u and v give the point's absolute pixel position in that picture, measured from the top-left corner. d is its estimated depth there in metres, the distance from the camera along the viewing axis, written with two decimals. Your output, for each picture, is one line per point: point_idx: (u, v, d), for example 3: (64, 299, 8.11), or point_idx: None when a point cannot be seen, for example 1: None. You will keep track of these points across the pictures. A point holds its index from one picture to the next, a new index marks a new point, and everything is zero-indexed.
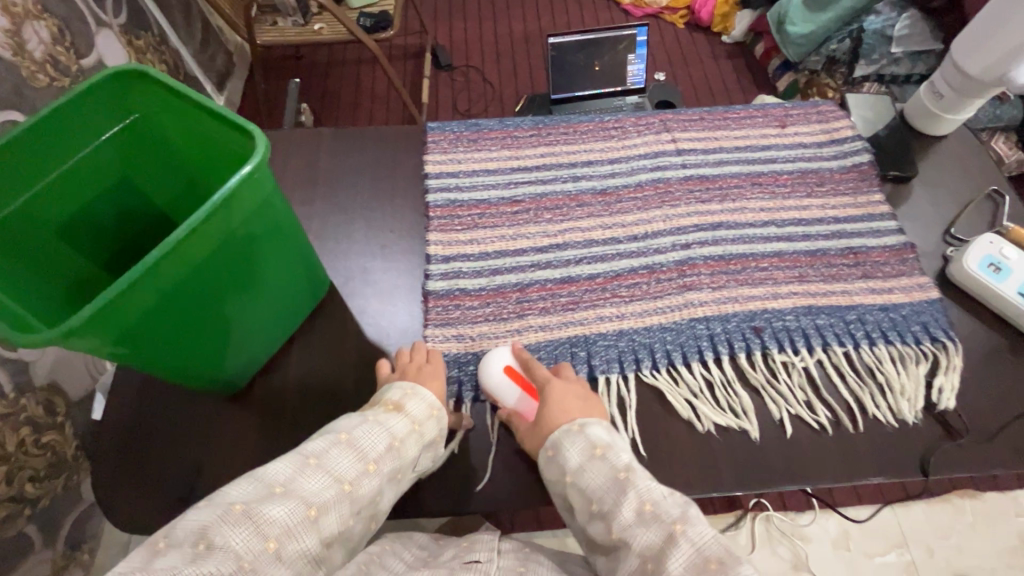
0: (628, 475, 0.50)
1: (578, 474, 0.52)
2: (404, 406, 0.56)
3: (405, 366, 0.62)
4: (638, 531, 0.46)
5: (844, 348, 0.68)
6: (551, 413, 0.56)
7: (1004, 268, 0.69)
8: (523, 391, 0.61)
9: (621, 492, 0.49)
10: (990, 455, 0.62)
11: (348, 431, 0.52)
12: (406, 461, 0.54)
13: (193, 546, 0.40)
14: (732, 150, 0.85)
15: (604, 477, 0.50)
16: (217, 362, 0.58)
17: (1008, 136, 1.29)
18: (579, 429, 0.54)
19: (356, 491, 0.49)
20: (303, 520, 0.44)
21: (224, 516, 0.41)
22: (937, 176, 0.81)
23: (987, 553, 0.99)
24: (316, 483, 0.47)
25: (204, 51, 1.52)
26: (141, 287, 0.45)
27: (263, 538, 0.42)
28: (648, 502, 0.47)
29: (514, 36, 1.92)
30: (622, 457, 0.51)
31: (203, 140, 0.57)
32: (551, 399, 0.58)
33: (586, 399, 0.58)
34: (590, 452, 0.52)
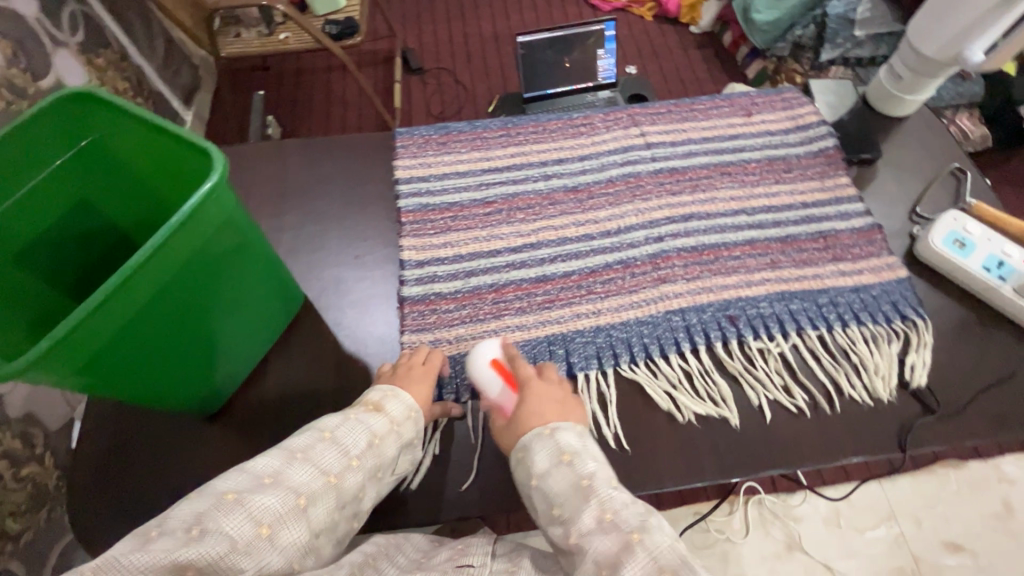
0: (590, 483, 0.48)
1: (542, 478, 0.50)
2: (384, 407, 0.56)
3: (401, 365, 0.62)
4: (596, 538, 0.44)
5: (818, 332, 0.69)
6: (527, 414, 0.55)
7: (968, 243, 0.70)
8: (505, 385, 0.59)
9: (583, 501, 0.47)
10: (964, 427, 0.63)
11: (331, 429, 0.51)
12: (386, 459, 0.54)
13: (187, 531, 0.40)
14: (700, 141, 0.85)
15: (569, 484, 0.49)
16: (193, 384, 0.57)
17: (971, 113, 1.32)
18: (550, 433, 0.52)
19: (342, 483, 0.49)
20: (293, 508, 0.45)
21: (217, 504, 0.42)
22: (901, 156, 0.83)
23: (972, 520, 1.01)
24: (303, 474, 0.47)
25: (168, 66, 1.49)
26: (104, 314, 0.43)
27: (255, 523, 0.42)
28: (608, 511, 0.46)
29: (484, 36, 1.92)
30: (588, 465, 0.50)
31: (161, 160, 0.56)
32: (528, 399, 0.56)
33: (564, 404, 0.56)
34: (557, 458, 0.50)
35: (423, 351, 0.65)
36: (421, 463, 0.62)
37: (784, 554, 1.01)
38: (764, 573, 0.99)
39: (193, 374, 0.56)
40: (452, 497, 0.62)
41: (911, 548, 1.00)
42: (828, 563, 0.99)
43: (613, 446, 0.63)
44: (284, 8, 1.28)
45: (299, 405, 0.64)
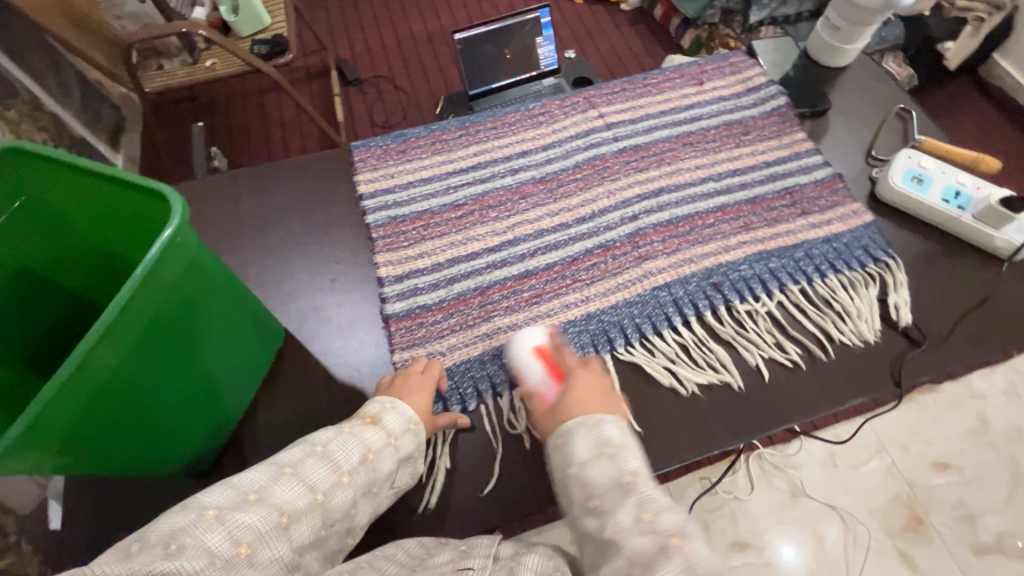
0: (632, 480, 0.45)
1: (582, 467, 0.47)
2: (381, 419, 0.54)
3: (400, 376, 0.62)
4: (633, 536, 0.42)
5: (799, 286, 0.71)
6: (573, 399, 0.53)
7: (925, 178, 0.73)
8: (551, 373, 0.58)
9: (621, 497, 0.45)
10: (949, 353, 0.66)
11: (323, 443, 0.49)
12: (381, 474, 0.52)
13: (165, 547, 0.37)
14: (658, 115, 0.86)
15: (610, 478, 0.46)
16: (184, 441, 0.53)
17: (895, 56, 1.38)
18: (593, 423, 0.50)
19: (329, 501, 0.47)
20: (275, 527, 0.42)
21: (198, 519, 0.40)
22: (848, 104, 0.85)
23: (954, 438, 1.07)
24: (290, 491, 0.45)
25: (87, 110, 1.40)
26: (79, 383, 0.40)
27: (235, 542, 0.40)
28: (647, 511, 0.43)
29: (417, 37, 1.88)
30: (633, 461, 0.47)
31: (110, 209, 0.51)
32: (575, 388, 0.54)
33: (609, 397, 0.54)
34: (598, 449, 0.48)
35: (419, 360, 0.64)
36: (433, 481, 0.60)
37: (790, 502, 1.04)
38: (773, 523, 1.03)
39: (182, 431, 0.52)
40: (468, 507, 0.60)
41: (904, 475, 1.05)
42: (833, 504, 1.03)
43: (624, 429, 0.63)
44: (205, 32, 1.21)
45: (292, 441, 0.60)
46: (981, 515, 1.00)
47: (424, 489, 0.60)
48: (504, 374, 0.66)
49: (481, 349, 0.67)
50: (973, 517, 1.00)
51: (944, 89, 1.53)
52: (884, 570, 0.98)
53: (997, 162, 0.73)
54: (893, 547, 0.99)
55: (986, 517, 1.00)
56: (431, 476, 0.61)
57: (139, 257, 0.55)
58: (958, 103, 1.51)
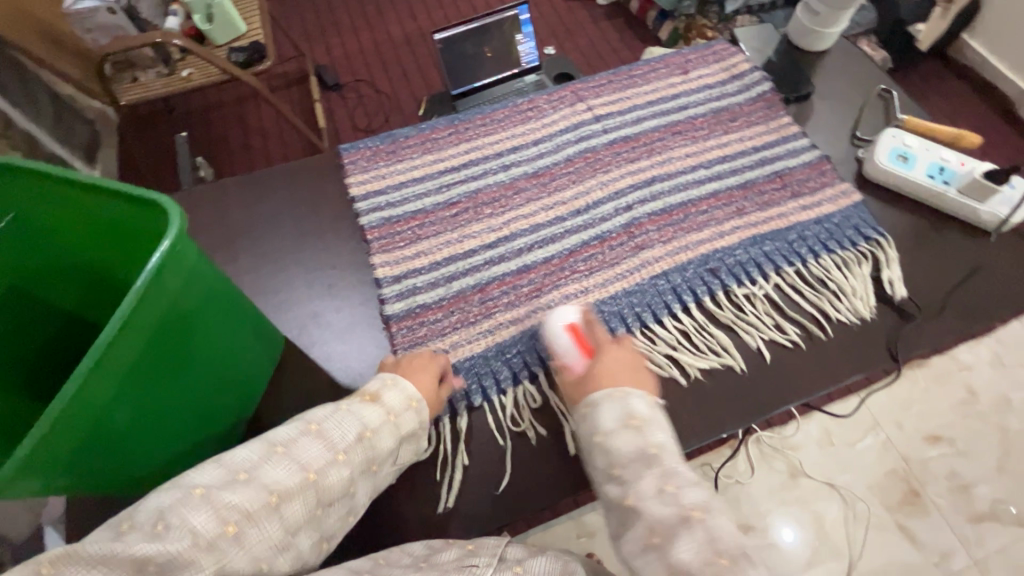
0: (656, 452, 0.49)
1: (609, 438, 0.51)
2: (382, 397, 0.54)
3: (403, 361, 0.61)
4: (655, 506, 0.46)
5: (794, 267, 0.72)
6: (603, 374, 0.55)
7: (909, 156, 0.74)
8: (581, 347, 0.59)
9: (645, 467, 0.48)
10: (942, 327, 0.67)
11: (318, 422, 0.49)
12: (381, 451, 0.51)
13: (152, 528, 0.38)
14: (646, 106, 0.86)
15: (635, 449, 0.49)
16: (193, 454, 0.52)
17: (869, 39, 1.41)
18: (622, 397, 0.53)
19: (323, 480, 0.46)
20: (264, 507, 0.42)
21: (185, 497, 0.40)
22: (831, 87, 0.87)
23: (946, 410, 1.09)
24: (279, 472, 0.44)
25: (60, 126, 1.36)
26: (85, 399, 0.39)
27: (221, 521, 0.39)
28: (670, 484, 0.47)
29: (395, 39, 1.87)
30: (659, 435, 0.50)
31: (93, 222, 0.49)
32: (606, 363, 0.56)
33: (637, 371, 0.56)
34: (626, 421, 0.51)
35: (409, 355, 0.62)
36: (450, 478, 0.60)
37: (790, 483, 1.06)
38: (775, 505, 1.05)
39: (190, 443, 0.51)
40: (481, 506, 0.59)
41: (899, 450, 1.07)
42: (831, 482, 1.06)
43: None
44: (181, 42, 1.19)
45: None
46: (974, 485, 1.03)
47: (441, 487, 0.60)
48: (507, 369, 0.66)
49: (485, 345, 0.67)
50: (967, 487, 1.03)
51: (918, 71, 1.57)
52: (883, 544, 1.00)
53: (978, 138, 0.75)
54: (892, 520, 1.02)
55: (980, 485, 1.03)
56: (446, 472, 0.60)
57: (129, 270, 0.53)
58: (932, 84, 1.54)
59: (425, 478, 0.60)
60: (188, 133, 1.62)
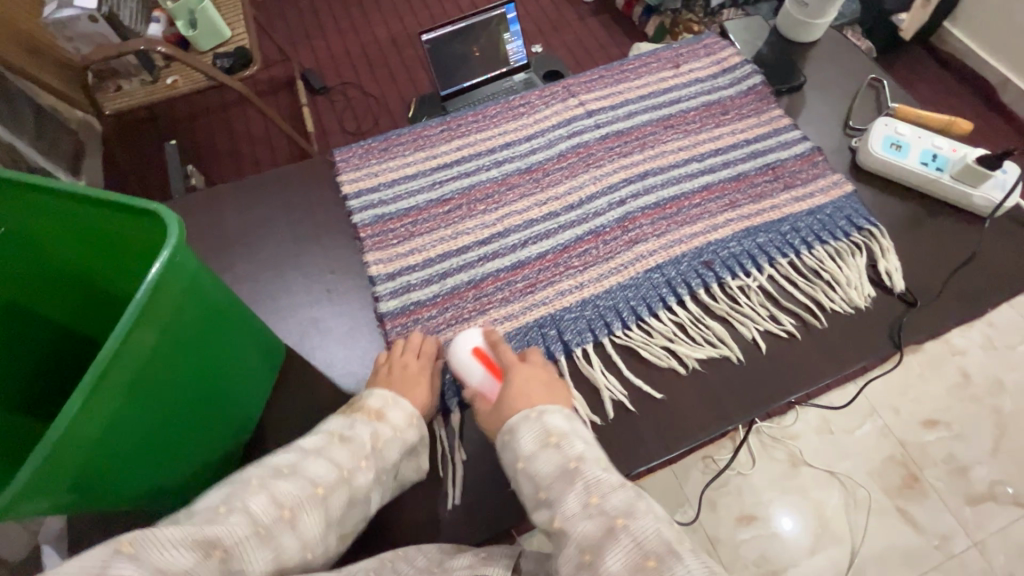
0: (579, 465, 0.47)
1: (529, 461, 0.49)
2: (386, 415, 0.54)
3: (393, 363, 0.59)
4: (581, 522, 0.43)
5: (787, 259, 0.72)
6: (515, 395, 0.54)
7: (902, 144, 0.74)
8: (489, 372, 0.57)
9: (569, 484, 0.46)
10: (940, 312, 0.67)
11: (340, 431, 0.51)
12: (388, 463, 0.52)
13: (216, 510, 0.40)
14: (637, 101, 0.86)
15: (557, 467, 0.48)
16: (194, 471, 0.51)
17: (853, 29, 1.42)
18: (536, 416, 0.52)
19: (354, 480, 0.48)
20: (311, 497, 0.45)
21: (243, 487, 0.43)
22: (822, 78, 0.87)
23: (941, 394, 1.10)
24: (319, 467, 0.47)
25: (43, 137, 1.34)
26: (84, 423, 0.38)
27: (278, 505, 0.42)
28: (595, 495, 0.45)
29: (381, 41, 1.86)
30: (578, 447, 0.49)
31: (81, 234, 0.47)
32: (515, 383, 0.55)
33: (551, 387, 0.56)
34: (546, 440, 0.50)
35: (399, 344, 0.62)
36: (453, 475, 0.58)
37: (791, 471, 1.07)
38: (777, 494, 1.06)
39: (190, 461, 0.50)
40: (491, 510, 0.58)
41: (896, 435, 1.08)
42: (832, 470, 1.07)
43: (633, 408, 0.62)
44: (164, 48, 1.17)
45: None
46: (971, 467, 1.04)
47: (446, 485, 0.58)
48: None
49: None
50: (965, 469, 1.04)
51: (901, 60, 1.58)
52: (885, 529, 1.02)
53: (969, 124, 0.76)
54: (893, 505, 1.03)
55: (978, 468, 1.04)
56: (448, 468, 0.59)
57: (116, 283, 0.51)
58: (915, 73, 1.56)
59: (428, 479, 0.58)
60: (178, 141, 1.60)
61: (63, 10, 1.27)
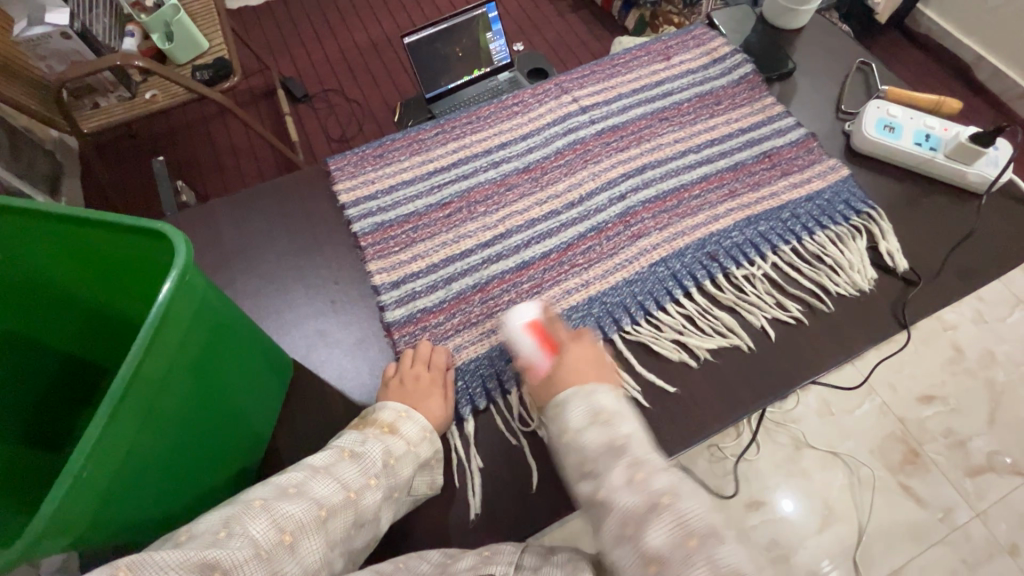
0: (626, 443, 0.46)
1: (578, 433, 0.48)
2: (400, 428, 0.53)
3: (403, 375, 0.58)
4: (626, 495, 0.43)
5: (790, 246, 0.69)
6: (566, 371, 0.52)
7: (896, 126, 0.74)
8: (543, 346, 0.56)
9: (614, 459, 0.45)
10: (943, 289, 0.66)
11: (350, 446, 0.50)
12: (401, 478, 0.51)
13: (214, 534, 0.39)
14: (631, 94, 0.83)
15: (603, 443, 0.47)
16: (208, 498, 0.49)
17: (832, 13, 1.43)
18: (586, 393, 0.50)
19: (361, 500, 0.47)
20: (315, 520, 0.43)
21: (246, 508, 0.42)
22: (810, 63, 0.87)
23: (936, 368, 1.14)
24: (325, 487, 0.46)
25: (19, 159, 1.31)
26: (100, 459, 0.36)
27: (279, 529, 0.41)
28: (640, 472, 0.44)
29: (360, 46, 1.84)
30: (625, 426, 0.47)
31: (77, 258, 0.45)
32: (568, 359, 0.54)
33: (602, 367, 0.54)
34: (593, 416, 0.48)
35: (408, 354, 0.61)
36: (472, 484, 0.57)
37: (794, 455, 1.09)
38: (782, 478, 1.07)
39: (204, 488, 0.48)
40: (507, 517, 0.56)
41: (895, 413, 1.11)
42: (834, 450, 1.08)
43: (645, 404, 0.60)
44: (142, 63, 1.14)
45: None
46: (969, 439, 1.07)
47: (466, 493, 0.56)
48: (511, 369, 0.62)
49: (489, 347, 0.63)
50: (963, 442, 1.07)
51: (879, 42, 1.60)
52: (889, 505, 1.03)
53: (958, 102, 0.77)
54: (896, 481, 1.05)
55: (975, 439, 1.07)
56: (466, 478, 0.57)
57: (115, 308, 0.49)
58: (893, 54, 1.58)
59: (444, 488, 0.57)
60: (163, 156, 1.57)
61: (33, 28, 1.24)
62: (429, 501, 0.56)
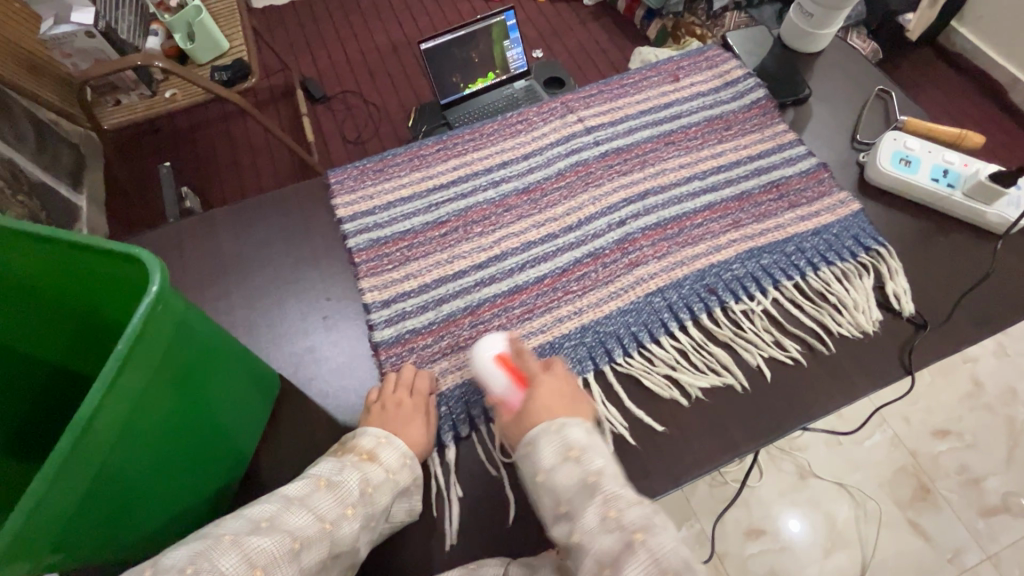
0: (597, 480, 0.45)
1: (548, 473, 0.46)
2: (378, 455, 0.53)
3: (385, 400, 0.57)
4: (600, 537, 0.41)
5: (793, 281, 0.67)
6: (537, 406, 0.50)
7: (912, 160, 0.71)
8: (513, 380, 0.54)
9: (587, 498, 0.44)
10: (955, 332, 0.63)
11: (327, 475, 0.49)
12: (378, 507, 0.50)
13: (181, 571, 0.39)
14: (637, 116, 0.81)
15: (577, 480, 0.45)
16: (183, 519, 0.49)
17: (860, 31, 1.39)
18: (558, 428, 0.48)
19: (337, 531, 0.47)
20: (288, 553, 0.43)
21: (215, 543, 0.41)
22: (828, 89, 0.84)
23: (952, 403, 1.10)
24: (300, 519, 0.45)
25: (43, 152, 1.34)
26: (67, 479, 0.36)
27: (250, 564, 0.41)
28: (613, 509, 0.43)
29: (381, 48, 1.85)
30: (598, 461, 0.46)
31: (63, 277, 0.45)
32: (539, 392, 0.52)
33: (572, 400, 0.52)
34: (564, 454, 0.47)
35: (392, 377, 0.60)
36: (450, 513, 0.56)
37: (799, 484, 1.06)
38: (785, 507, 1.04)
39: (180, 508, 0.48)
40: (487, 549, 0.54)
41: (907, 446, 1.07)
42: (840, 481, 1.05)
43: (631, 442, 0.58)
44: (161, 63, 1.16)
45: None
46: (985, 478, 1.03)
47: (442, 523, 0.56)
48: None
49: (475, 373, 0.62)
50: (978, 481, 1.03)
51: (910, 59, 1.55)
52: (895, 542, 1.00)
53: (981, 137, 0.73)
54: (904, 518, 1.01)
55: (990, 479, 1.03)
56: (443, 507, 0.56)
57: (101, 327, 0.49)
58: (924, 72, 1.53)
59: (425, 516, 0.56)
60: (181, 154, 1.60)
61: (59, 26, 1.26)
62: (408, 528, 0.56)
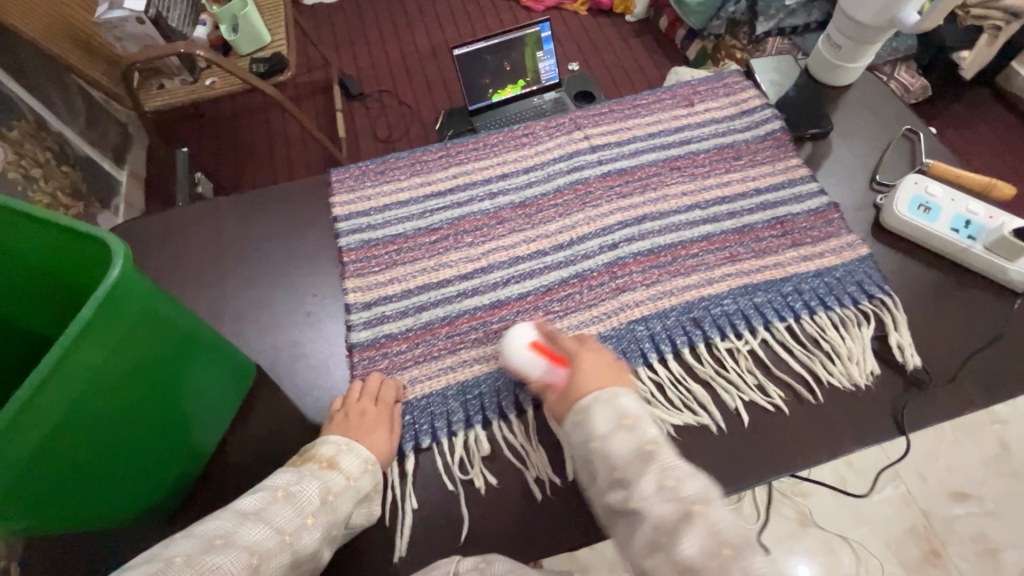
0: (654, 449, 0.45)
1: (604, 441, 0.46)
2: (338, 462, 0.52)
3: (348, 409, 0.57)
4: (658, 504, 0.41)
5: (785, 323, 0.64)
6: (586, 378, 0.51)
7: (932, 207, 0.67)
8: (552, 361, 0.55)
9: (644, 467, 0.44)
10: (971, 395, 0.59)
11: (285, 486, 0.48)
12: (339, 516, 0.50)
13: None
14: (645, 138, 0.80)
15: (631, 449, 0.45)
16: (133, 502, 0.49)
17: (909, 66, 1.33)
18: (608, 396, 0.49)
19: (298, 542, 0.46)
20: (245, 569, 0.42)
21: (166, 566, 0.39)
22: (851, 125, 0.80)
23: (975, 465, 1.03)
24: (257, 534, 0.44)
25: (92, 129, 1.42)
26: (10, 445, 0.37)
27: None
28: (670, 479, 0.43)
29: (420, 51, 1.88)
30: (653, 429, 0.46)
31: (41, 257, 0.47)
32: (582, 366, 0.52)
33: (617, 371, 0.53)
34: (617, 421, 0.47)
35: (357, 386, 0.60)
36: (401, 525, 0.55)
37: (798, 531, 1.01)
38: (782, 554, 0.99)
39: (130, 490, 0.48)
40: None
41: (919, 504, 1.01)
42: (843, 534, 1.00)
43: None
44: (203, 52, 1.20)
45: None
46: (1003, 549, 0.96)
47: (395, 535, 0.55)
48: (461, 411, 0.60)
49: (443, 385, 0.61)
50: (995, 551, 0.96)
51: (964, 98, 1.48)
52: None
53: (1012, 188, 0.68)
54: None
55: (1009, 551, 0.96)
56: (397, 518, 0.55)
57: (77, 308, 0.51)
58: (979, 112, 1.45)
59: (381, 525, 0.56)
60: (218, 140, 1.66)
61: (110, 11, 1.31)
62: (365, 537, 0.55)
